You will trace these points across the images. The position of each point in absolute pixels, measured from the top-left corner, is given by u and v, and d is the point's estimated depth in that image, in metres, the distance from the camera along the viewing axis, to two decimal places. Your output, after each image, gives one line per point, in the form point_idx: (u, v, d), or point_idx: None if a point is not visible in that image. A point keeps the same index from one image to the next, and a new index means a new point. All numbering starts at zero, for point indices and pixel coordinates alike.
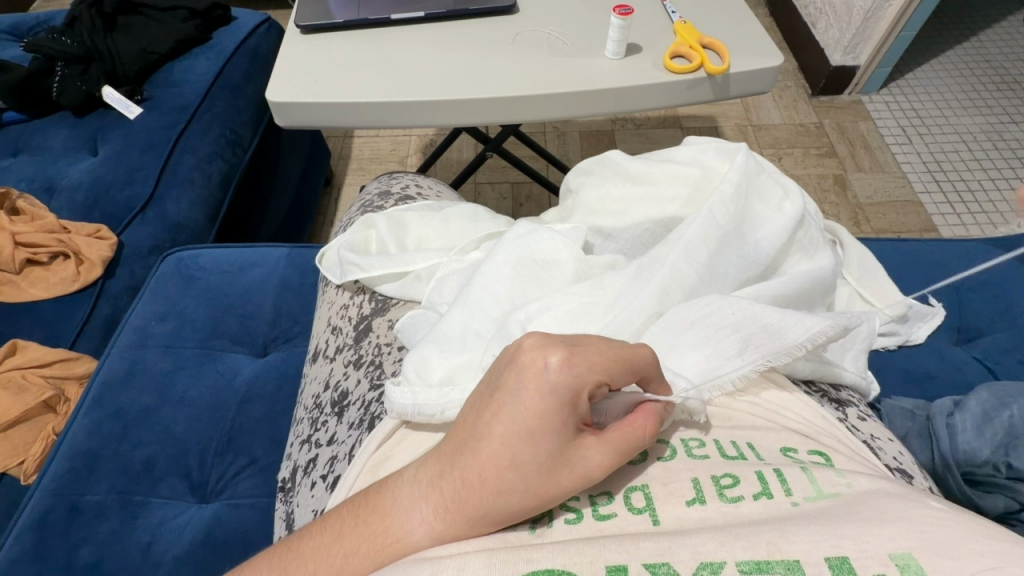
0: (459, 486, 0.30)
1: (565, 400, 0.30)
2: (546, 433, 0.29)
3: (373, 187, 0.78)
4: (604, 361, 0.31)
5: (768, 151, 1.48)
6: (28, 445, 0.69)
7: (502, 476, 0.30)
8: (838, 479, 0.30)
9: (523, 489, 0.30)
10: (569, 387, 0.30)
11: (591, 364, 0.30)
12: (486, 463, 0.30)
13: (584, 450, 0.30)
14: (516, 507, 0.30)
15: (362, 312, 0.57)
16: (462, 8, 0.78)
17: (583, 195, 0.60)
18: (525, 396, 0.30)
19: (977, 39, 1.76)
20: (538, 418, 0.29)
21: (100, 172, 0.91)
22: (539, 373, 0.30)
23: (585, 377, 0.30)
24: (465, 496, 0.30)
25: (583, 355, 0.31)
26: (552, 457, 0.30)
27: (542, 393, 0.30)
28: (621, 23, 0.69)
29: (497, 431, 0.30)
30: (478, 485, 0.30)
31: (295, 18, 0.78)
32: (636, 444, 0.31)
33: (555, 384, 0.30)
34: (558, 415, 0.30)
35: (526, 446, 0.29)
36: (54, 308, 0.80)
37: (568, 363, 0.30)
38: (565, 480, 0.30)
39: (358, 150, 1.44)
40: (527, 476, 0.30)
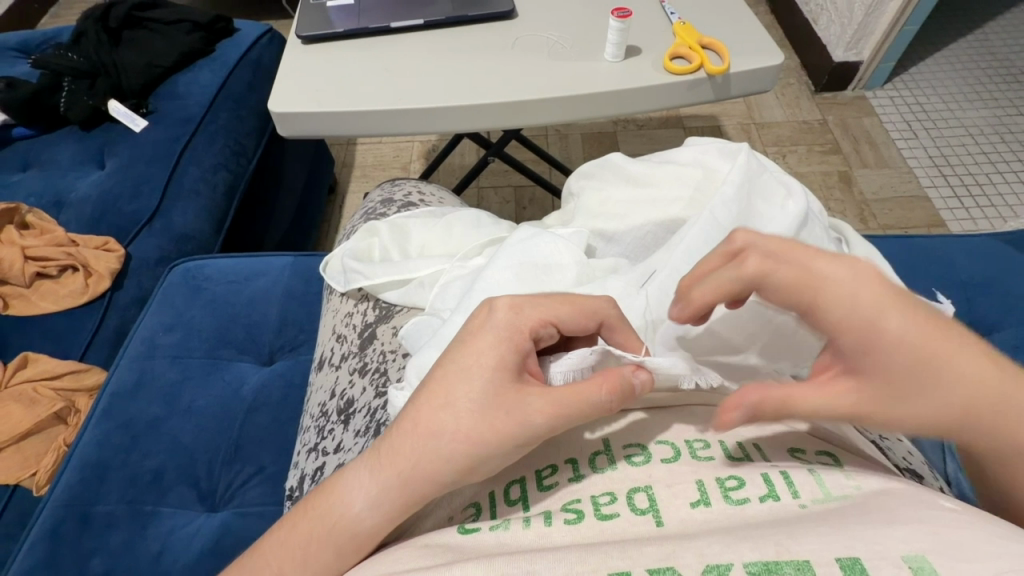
0: (397, 433, 0.32)
1: (507, 340, 0.33)
2: (482, 372, 0.32)
3: (376, 195, 0.78)
4: (552, 304, 0.35)
5: (772, 149, 1.47)
6: (39, 456, 0.70)
7: (436, 417, 0.31)
8: (846, 481, 0.30)
9: (457, 432, 0.31)
10: (511, 328, 0.33)
11: (533, 305, 0.34)
12: (423, 407, 0.32)
13: (524, 394, 0.31)
14: (450, 454, 0.31)
15: (366, 320, 0.57)
16: (461, 15, 0.79)
17: (585, 198, 0.60)
18: (469, 339, 0.33)
19: (981, 31, 1.74)
20: (477, 357, 0.32)
21: (108, 185, 0.92)
22: (486, 315, 0.34)
23: (528, 317, 0.34)
24: (400, 441, 0.32)
25: (529, 301, 0.35)
26: (486, 397, 0.31)
27: (485, 333, 0.33)
28: (620, 26, 0.69)
29: (436, 377, 0.33)
30: (414, 430, 0.32)
31: (296, 29, 0.79)
32: (592, 402, 0.31)
33: (499, 324, 0.33)
34: (495, 354, 0.32)
35: (461, 386, 0.32)
36: (64, 320, 0.81)
37: (513, 306, 0.34)
38: (502, 425, 0.31)
39: (362, 157, 1.45)
40: (459, 420, 0.31)
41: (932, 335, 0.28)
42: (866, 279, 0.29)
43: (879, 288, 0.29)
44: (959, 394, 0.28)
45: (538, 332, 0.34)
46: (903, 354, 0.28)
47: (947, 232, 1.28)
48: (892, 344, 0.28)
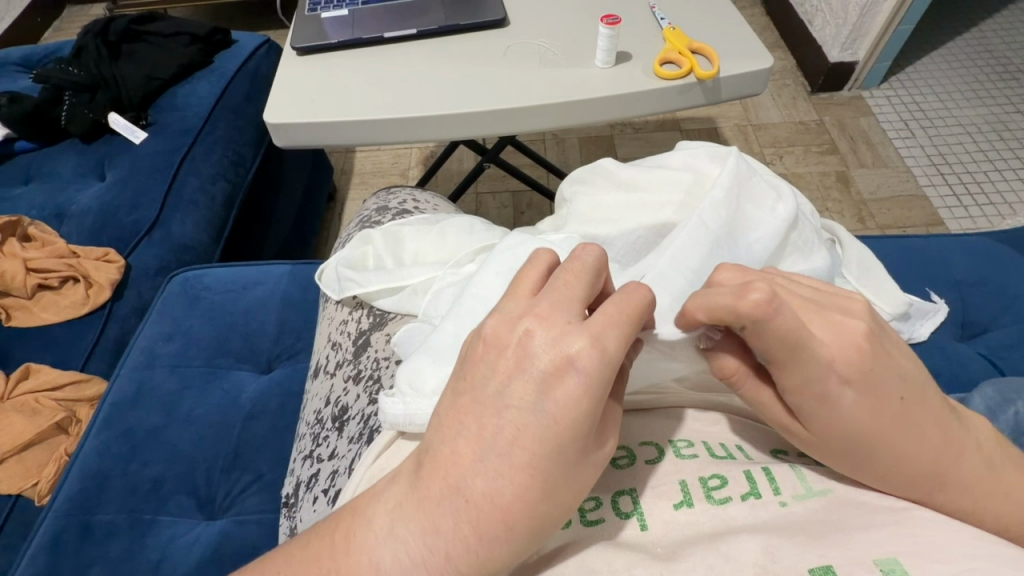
0: (475, 519, 0.28)
1: (594, 397, 0.28)
2: (573, 439, 0.28)
3: (371, 203, 0.78)
4: (625, 331, 0.29)
5: (768, 150, 1.48)
6: (41, 466, 0.71)
7: (521, 495, 0.28)
8: (827, 477, 0.31)
9: (548, 503, 0.28)
10: (597, 381, 0.28)
11: (618, 343, 0.28)
12: (505, 485, 0.28)
13: (601, 444, 0.30)
14: (536, 526, 0.29)
15: (361, 327, 0.58)
16: (454, 24, 0.80)
17: (577, 204, 0.61)
18: (547, 398, 0.28)
19: (978, 29, 1.74)
20: (564, 422, 0.28)
21: (108, 197, 0.93)
22: (567, 369, 0.28)
23: (615, 362, 0.28)
24: (484, 528, 0.28)
25: (610, 337, 0.28)
26: (573, 461, 0.28)
27: (573, 389, 0.28)
28: (610, 32, 0.70)
29: (513, 449, 0.28)
30: (499, 512, 0.28)
31: (292, 41, 0.80)
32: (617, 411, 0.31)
33: (586, 375, 0.28)
34: (585, 416, 0.28)
35: (550, 458, 0.28)
36: (65, 331, 0.82)
37: (597, 348, 0.28)
38: (586, 481, 0.30)
39: (360, 165, 1.46)
40: (549, 491, 0.28)
41: (888, 400, 0.29)
42: (841, 343, 0.28)
43: (858, 351, 0.28)
44: (923, 461, 0.29)
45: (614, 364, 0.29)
46: (849, 425, 0.29)
47: (945, 231, 1.28)
48: (839, 416, 0.29)
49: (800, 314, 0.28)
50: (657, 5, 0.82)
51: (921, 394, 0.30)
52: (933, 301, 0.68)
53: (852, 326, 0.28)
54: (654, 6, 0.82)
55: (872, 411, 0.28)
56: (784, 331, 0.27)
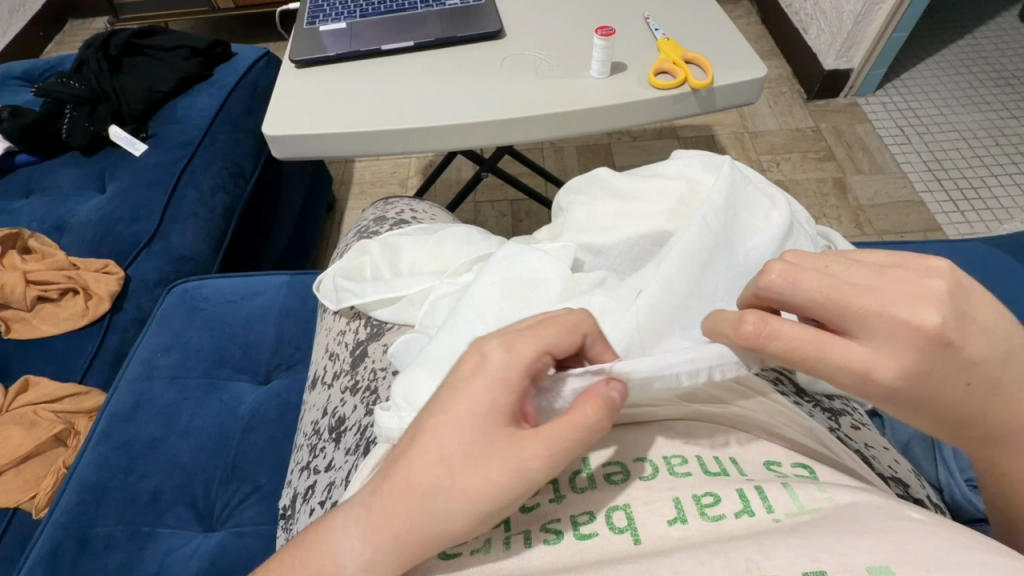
0: (390, 497, 0.31)
1: (499, 386, 0.31)
2: (478, 426, 0.30)
3: (369, 213, 0.79)
4: (539, 332, 0.32)
5: (766, 157, 1.48)
6: (39, 478, 0.71)
7: (433, 477, 0.30)
8: (819, 494, 0.30)
9: (459, 491, 0.30)
10: (504, 371, 0.31)
11: (526, 339, 0.32)
12: (417, 467, 0.31)
13: (522, 445, 0.30)
14: (449, 513, 0.30)
15: (358, 338, 0.58)
16: (450, 36, 0.81)
17: (573, 212, 0.61)
18: (459, 390, 0.31)
19: (972, 36, 1.76)
20: (469, 410, 0.31)
21: (108, 209, 0.93)
22: (476, 359, 0.32)
23: (523, 355, 0.31)
24: (398, 507, 0.30)
25: (520, 334, 0.32)
26: (482, 451, 0.30)
27: (481, 380, 0.31)
28: (604, 44, 0.71)
29: (428, 433, 0.31)
30: (410, 491, 0.30)
31: (290, 54, 0.81)
32: (580, 427, 0.30)
33: (492, 368, 0.31)
34: (491, 405, 0.31)
35: (455, 442, 0.30)
36: (65, 343, 0.82)
37: (506, 346, 0.31)
38: (501, 482, 0.30)
39: (359, 175, 1.46)
40: (457, 477, 0.30)
41: (953, 388, 0.29)
42: (891, 350, 0.28)
43: (917, 352, 0.28)
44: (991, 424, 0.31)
45: (535, 367, 0.32)
46: (916, 411, 0.30)
47: (943, 237, 1.28)
48: (904, 405, 0.30)
49: (853, 319, 0.29)
50: (651, 16, 0.83)
51: (996, 383, 0.30)
52: None
53: (914, 324, 0.28)
54: (648, 17, 0.83)
55: (930, 403, 0.30)
56: (797, 346, 0.29)
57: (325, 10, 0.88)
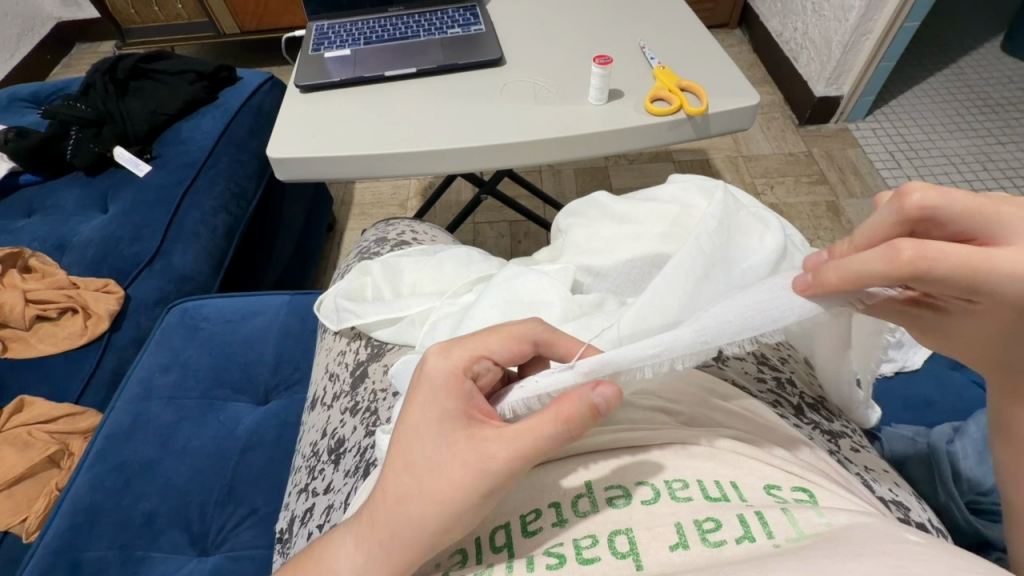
0: (371, 506, 0.33)
1: (443, 388, 0.34)
2: (430, 425, 0.33)
3: (370, 234, 0.80)
4: (479, 341, 0.36)
5: (760, 180, 1.51)
6: (31, 501, 0.70)
7: (400, 482, 0.32)
8: (818, 519, 0.30)
9: (425, 490, 0.31)
10: (446, 374, 0.34)
11: (462, 347, 0.35)
12: (389, 474, 0.33)
13: (476, 439, 0.32)
14: (421, 515, 0.31)
15: (358, 358, 0.58)
16: (451, 63, 0.83)
17: (572, 234, 0.62)
18: (411, 399, 0.35)
19: (956, 65, 1.81)
20: (421, 414, 0.34)
21: (110, 229, 0.94)
22: (422, 368, 0.35)
23: (458, 358, 0.35)
24: (377, 515, 0.33)
25: (459, 343, 0.36)
26: (439, 449, 0.32)
27: (425, 385, 0.35)
28: (602, 72, 0.73)
29: (394, 442, 0.34)
30: (385, 497, 0.33)
31: (295, 79, 0.83)
32: (545, 436, 0.30)
33: (433, 373, 0.35)
34: (438, 406, 0.33)
35: (414, 445, 0.33)
36: (62, 362, 0.81)
37: (443, 353, 0.35)
38: (460, 475, 0.31)
39: (359, 196, 1.48)
40: (421, 477, 0.32)
41: None
42: None
43: None
44: None
45: (473, 370, 0.35)
46: None
47: None
48: None
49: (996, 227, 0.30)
50: (646, 45, 0.85)
51: None
52: None
53: None
54: (643, 46, 0.85)
55: None
56: (964, 264, 0.28)
57: (330, 37, 0.91)
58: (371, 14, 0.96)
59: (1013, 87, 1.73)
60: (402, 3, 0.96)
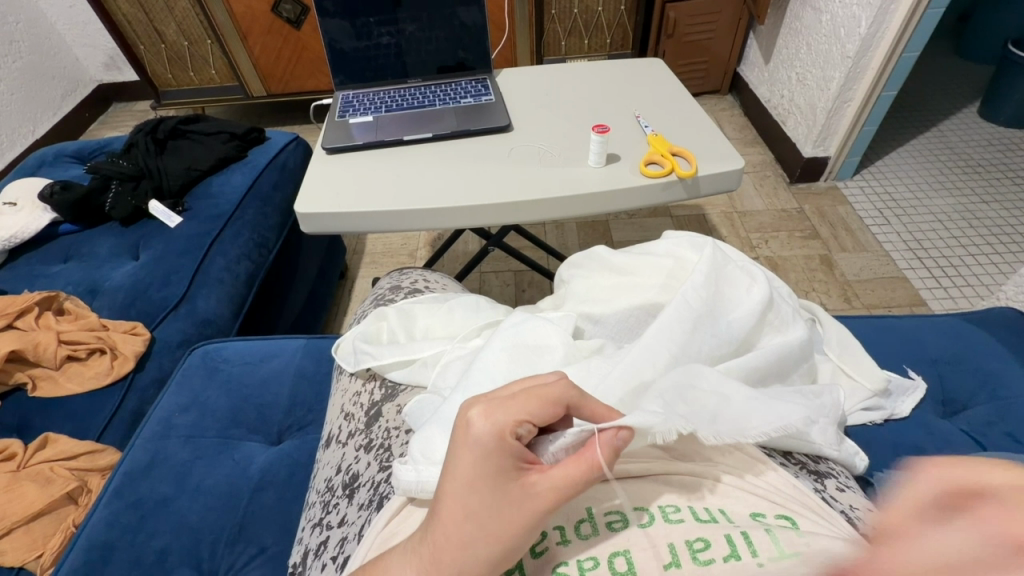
0: (432, 548, 0.35)
1: (491, 447, 0.35)
2: (483, 479, 0.35)
3: (385, 282, 0.85)
4: (520, 404, 0.36)
5: (754, 235, 1.58)
6: (47, 537, 0.71)
7: (460, 528, 0.35)
8: (797, 539, 0.34)
9: (486, 535, 0.34)
10: (494, 435, 0.35)
11: (505, 408, 0.36)
12: (448, 522, 0.35)
13: (530, 488, 0.35)
14: (485, 556, 0.34)
15: (373, 399, 0.62)
16: (464, 129, 0.92)
17: (574, 285, 0.67)
18: (458, 454, 0.36)
19: (938, 129, 1.93)
20: (474, 469, 0.35)
21: (141, 275, 1.01)
22: (465, 427, 0.36)
23: (503, 420, 0.36)
24: (439, 555, 0.35)
25: (501, 404, 0.36)
26: (496, 500, 0.35)
27: (472, 446, 0.35)
28: (600, 139, 0.81)
29: (447, 493, 0.35)
30: (447, 542, 0.35)
31: (323, 142, 0.91)
32: (585, 478, 0.34)
33: (479, 434, 0.35)
34: (489, 463, 0.35)
35: (471, 497, 0.35)
36: (86, 401, 0.85)
37: (486, 414, 0.36)
38: (520, 517, 0.34)
39: (371, 246, 1.55)
40: (483, 524, 0.34)
41: None
42: None
43: None
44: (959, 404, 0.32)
45: (516, 432, 0.36)
46: None
47: (928, 311, 1.34)
48: None
49: None
50: (640, 114, 0.94)
51: None
52: (911, 377, 0.74)
53: None
54: (637, 115, 0.94)
55: None
56: None
57: (355, 105, 1.01)
58: (391, 84, 1.06)
59: (993, 150, 1.83)
60: (420, 76, 1.06)
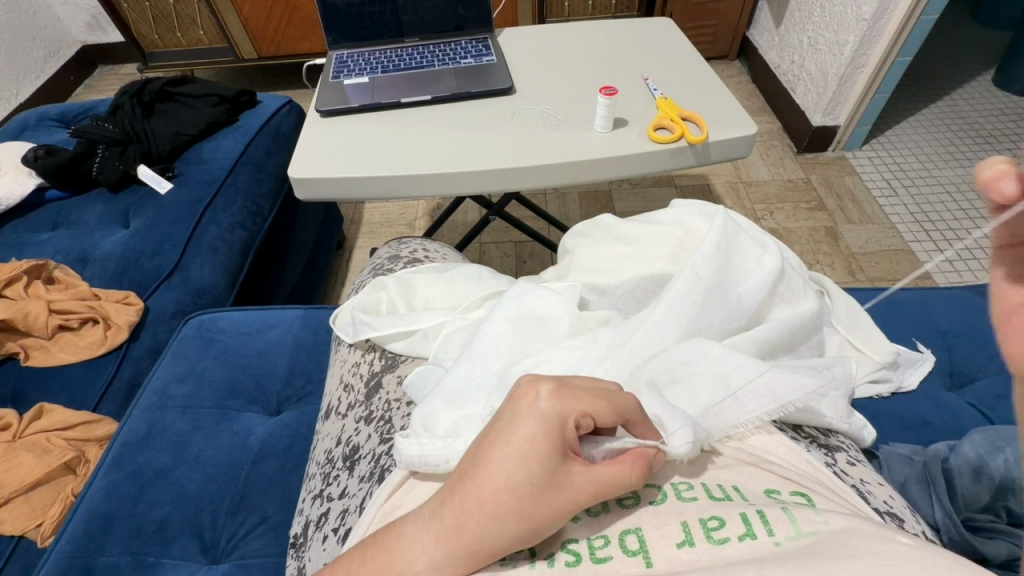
0: (459, 513, 0.33)
1: (554, 427, 0.33)
2: (537, 457, 0.32)
3: (384, 251, 0.83)
4: (589, 395, 0.35)
5: (760, 206, 1.55)
6: (46, 506, 0.71)
7: (497, 498, 0.32)
8: (816, 518, 0.34)
9: (518, 510, 0.32)
10: (559, 417, 0.33)
11: (576, 396, 0.34)
12: (484, 490, 0.33)
13: (573, 476, 0.33)
14: (511, 529, 0.33)
15: (373, 369, 0.61)
16: (464, 91, 0.87)
17: (578, 255, 0.65)
18: (517, 425, 0.33)
19: (950, 97, 1.87)
20: (529, 444, 0.33)
21: (132, 243, 0.98)
22: (531, 402, 0.34)
23: (572, 406, 0.34)
24: (464, 521, 0.33)
25: (572, 390, 0.34)
26: (542, 479, 0.32)
27: (535, 422, 0.33)
28: (608, 102, 0.77)
29: (493, 461, 0.33)
30: (476, 509, 0.33)
31: (315, 105, 0.87)
32: (624, 484, 0.34)
33: (545, 412, 0.33)
34: (548, 442, 0.33)
35: (518, 472, 0.32)
36: (80, 371, 0.84)
37: (556, 395, 0.34)
38: (555, 504, 0.33)
39: (369, 216, 1.52)
40: (522, 499, 0.32)
41: None
42: None
43: None
44: None
45: (577, 422, 0.34)
46: None
47: (933, 285, 1.32)
48: None
49: None
50: (649, 77, 0.90)
51: None
52: (920, 351, 0.72)
53: None
54: (647, 77, 0.90)
55: None
56: None
57: (349, 65, 0.96)
58: (388, 44, 1.01)
59: (1006, 119, 1.78)
60: (417, 35, 1.01)
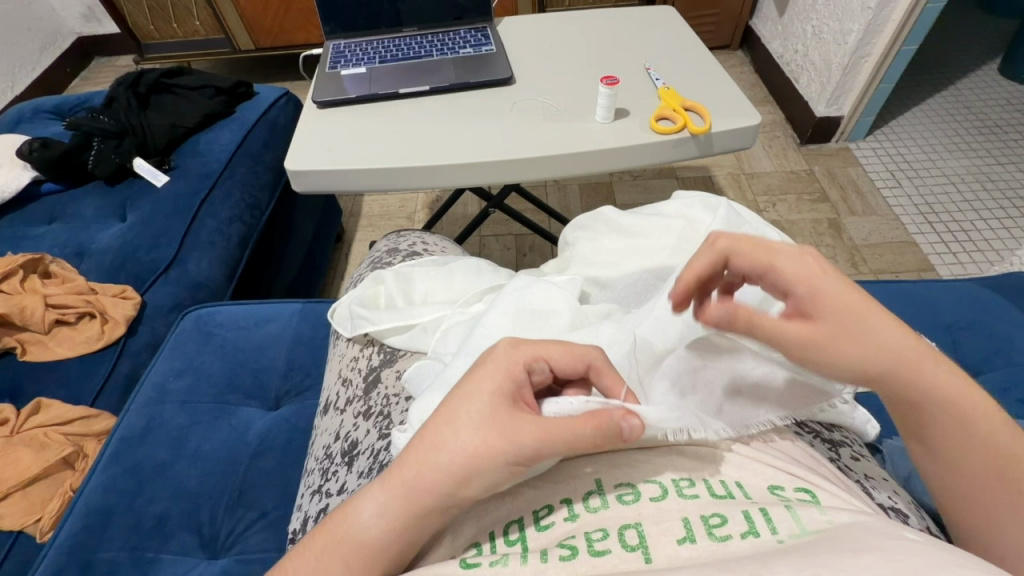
0: (408, 445, 0.36)
1: (502, 364, 0.36)
2: (481, 390, 0.35)
3: (382, 244, 0.82)
4: (546, 344, 0.38)
5: (762, 198, 1.53)
6: (45, 502, 0.71)
7: (437, 428, 0.34)
8: (820, 516, 0.33)
9: (457, 444, 0.33)
10: (509, 359, 0.36)
11: (531, 343, 0.37)
12: (431, 422, 0.35)
13: (518, 416, 0.33)
14: (448, 463, 0.33)
15: (372, 364, 0.60)
16: (463, 81, 0.86)
17: (579, 247, 0.63)
18: (473, 367, 0.36)
19: (955, 87, 1.85)
20: (475, 379, 0.35)
21: (129, 237, 0.97)
22: (489, 348, 0.37)
23: (525, 352, 0.36)
24: (409, 452, 0.35)
25: (531, 341, 0.38)
26: (483, 414, 0.34)
27: (485, 362, 0.36)
28: (609, 92, 0.75)
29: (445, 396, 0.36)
30: (420, 439, 0.35)
31: (312, 96, 0.86)
32: (574, 434, 0.33)
33: (497, 355, 0.36)
34: (495, 379, 0.35)
35: (460, 404, 0.34)
36: (78, 366, 0.84)
37: (512, 342, 0.37)
38: (496, 443, 0.33)
39: (369, 208, 1.51)
40: (458, 430, 0.33)
41: None
42: None
43: None
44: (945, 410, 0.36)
45: (531, 367, 0.36)
46: None
47: (936, 277, 1.31)
48: None
49: None
50: (651, 66, 0.88)
51: None
52: None
53: None
54: (649, 67, 0.88)
55: None
56: None
57: (346, 55, 0.94)
58: (386, 33, 0.99)
59: (1012, 108, 1.76)
60: (415, 25, 0.99)
